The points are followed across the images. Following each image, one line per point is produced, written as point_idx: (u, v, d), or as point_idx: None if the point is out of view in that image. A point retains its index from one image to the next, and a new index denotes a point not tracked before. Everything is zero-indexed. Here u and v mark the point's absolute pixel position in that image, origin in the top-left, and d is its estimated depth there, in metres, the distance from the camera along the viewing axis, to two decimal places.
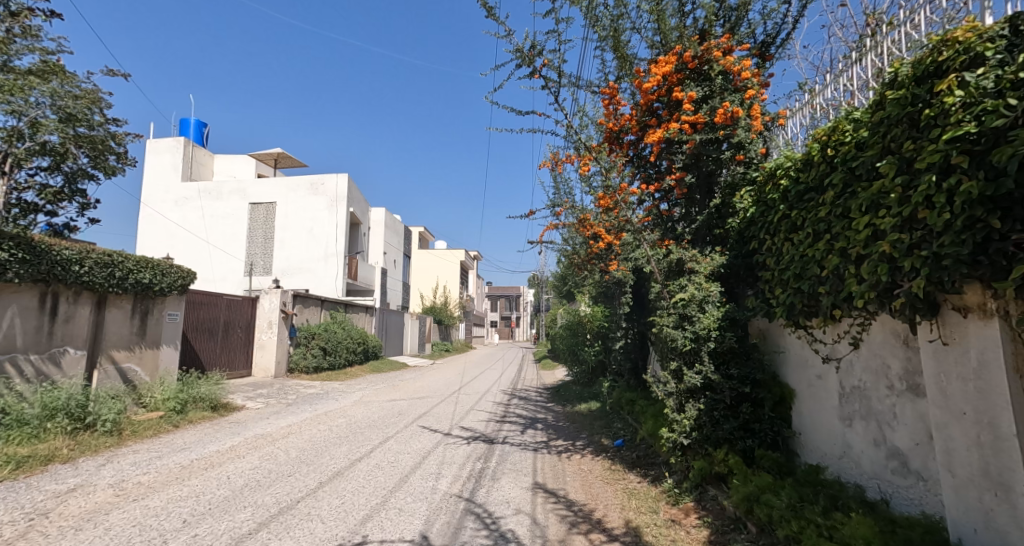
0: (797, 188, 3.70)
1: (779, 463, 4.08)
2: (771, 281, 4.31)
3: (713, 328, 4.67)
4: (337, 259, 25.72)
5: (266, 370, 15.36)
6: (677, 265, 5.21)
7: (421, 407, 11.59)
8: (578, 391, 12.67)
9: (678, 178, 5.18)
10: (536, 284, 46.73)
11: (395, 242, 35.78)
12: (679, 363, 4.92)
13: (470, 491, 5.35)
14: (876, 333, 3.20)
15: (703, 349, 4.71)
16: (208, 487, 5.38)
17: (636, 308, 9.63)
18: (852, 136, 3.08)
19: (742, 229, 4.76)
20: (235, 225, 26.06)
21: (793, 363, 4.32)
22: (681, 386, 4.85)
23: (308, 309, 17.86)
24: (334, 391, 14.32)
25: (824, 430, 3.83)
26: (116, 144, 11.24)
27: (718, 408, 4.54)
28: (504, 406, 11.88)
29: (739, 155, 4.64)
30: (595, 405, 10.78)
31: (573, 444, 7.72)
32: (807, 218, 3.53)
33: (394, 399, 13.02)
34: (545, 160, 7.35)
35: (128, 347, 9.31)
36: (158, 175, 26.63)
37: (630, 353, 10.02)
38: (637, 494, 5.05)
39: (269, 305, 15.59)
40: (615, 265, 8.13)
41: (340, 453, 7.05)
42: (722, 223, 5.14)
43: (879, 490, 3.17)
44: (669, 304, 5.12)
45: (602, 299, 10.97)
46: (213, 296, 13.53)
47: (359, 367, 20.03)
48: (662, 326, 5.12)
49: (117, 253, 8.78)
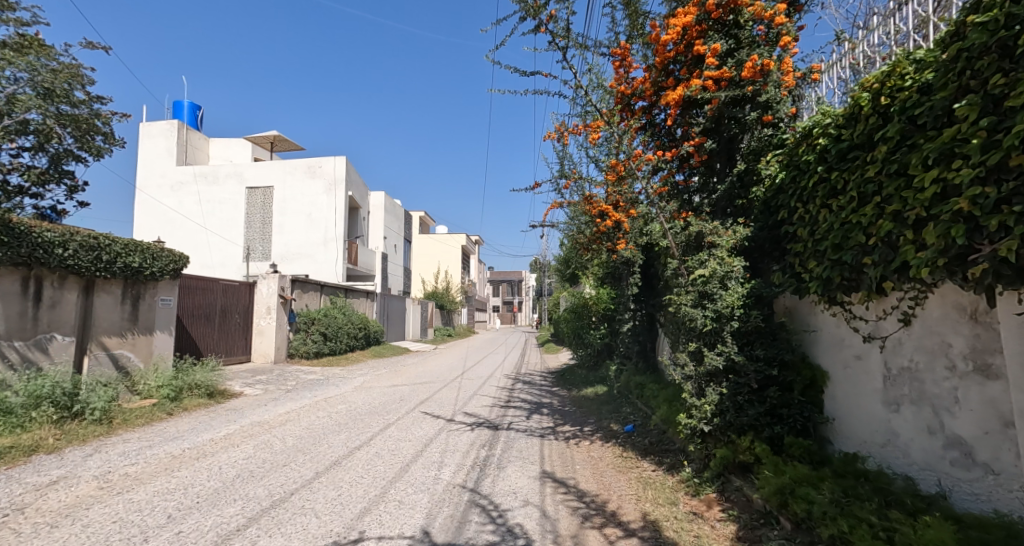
0: (839, 147, 3.34)
1: (810, 452, 3.75)
2: (802, 254, 3.98)
3: (736, 306, 4.34)
4: (337, 243, 25.43)
5: (265, 356, 15.08)
6: (696, 240, 4.86)
7: (422, 392, 11.32)
8: (584, 375, 12.37)
9: (698, 144, 4.83)
10: (538, 268, 46.37)
11: (395, 227, 35.46)
12: (699, 344, 4.62)
13: (474, 481, 5.04)
14: (934, 308, 2.85)
15: (725, 329, 4.37)
16: (198, 479, 5.04)
17: (645, 289, 9.30)
18: (914, 80, 2.74)
19: (768, 199, 4.42)
20: (233, 210, 25.66)
21: (827, 344, 3.96)
22: (702, 369, 4.53)
23: (307, 293, 17.54)
24: (334, 376, 14.04)
25: (864, 417, 3.46)
26: (103, 123, 10.88)
27: (742, 393, 4.21)
28: (507, 391, 11.59)
29: (767, 117, 4.38)
30: (601, 389, 10.47)
31: (581, 430, 7.40)
32: (850, 180, 3.20)
33: (396, 385, 12.74)
34: (549, 132, 6.92)
35: (120, 333, 8.98)
36: (153, 159, 26.18)
37: (638, 336, 9.71)
38: (652, 484, 4.73)
39: (267, 290, 15.23)
40: (623, 244, 7.87)
41: (339, 441, 6.74)
42: (745, 192, 4.77)
43: (934, 483, 2.85)
44: (687, 281, 4.80)
45: (608, 280, 10.62)
46: (210, 280, 13.22)
47: (360, 353, 19.75)
48: (681, 305, 4.80)
49: (104, 236, 8.42)
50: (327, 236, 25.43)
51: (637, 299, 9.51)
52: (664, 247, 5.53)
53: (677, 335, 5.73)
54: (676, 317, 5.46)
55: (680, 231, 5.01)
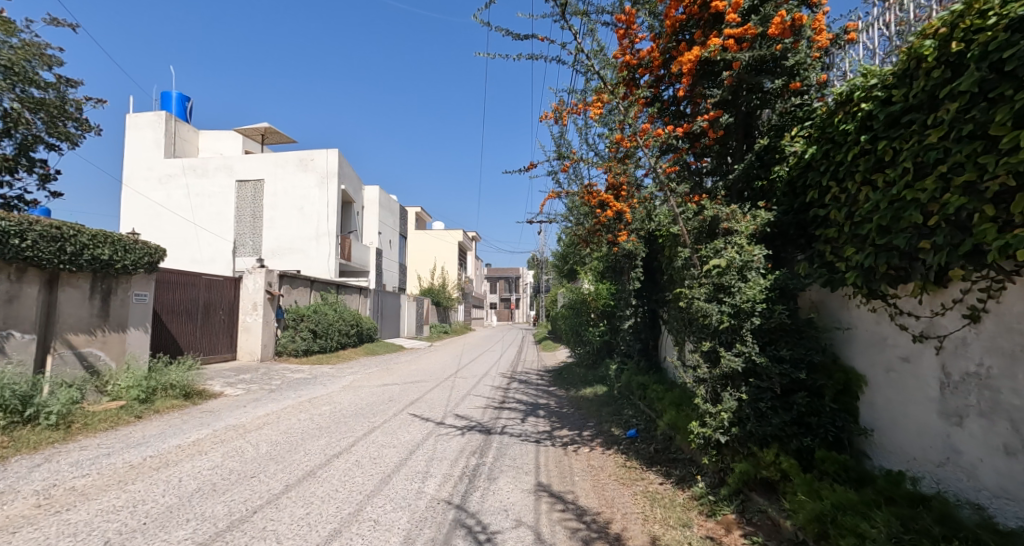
0: (887, 110, 2.84)
1: (848, 469, 3.23)
2: (835, 240, 3.47)
3: (758, 300, 3.83)
4: (329, 238, 24.81)
5: (251, 354, 14.52)
6: (709, 225, 4.34)
7: (414, 393, 10.81)
8: (582, 375, 11.84)
9: (713, 118, 4.29)
10: (536, 265, 45.82)
11: (390, 222, 34.94)
12: (714, 344, 4.12)
13: (461, 497, 4.52)
14: (1015, 302, 2.44)
15: (745, 326, 3.88)
16: (151, 493, 4.49)
17: (648, 283, 8.80)
18: (999, 20, 2.31)
19: (793, 177, 3.92)
20: (223, 204, 25.09)
21: (863, 344, 3.45)
22: (717, 372, 4.03)
23: (297, 289, 16.97)
24: (322, 375, 13.50)
25: (913, 430, 2.98)
26: (74, 108, 10.32)
27: (765, 399, 3.71)
28: (502, 391, 11.05)
29: (796, 83, 3.89)
30: (601, 389, 9.95)
31: (580, 435, 6.87)
32: (903, 150, 2.72)
33: (385, 384, 12.21)
34: (546, 113, 6.37)
35: (88, 330, 8.42)
36: (141, 152, 25.55)
37: (640, 333, 9.20)
38: (660, 501, 4.21)
39: (253, 285, 14.67)
40: (624, 236, 7.46)
41: (316, 447, 6.20)
42: (768, 171, 4.25)
43: (1012, 514, 2.43)
44: (700, 273, 4.28)
45: (608, 275, 10.10)
46: (193, 275, 12.68)
47: (352, 350, 19.20)
48: (693, 300, 4.30)
49: (68, 226, 7.84)
50: (319, 231, 24.85)
51: (640, 294, 8.99)
52: (673, 236, 5.00)
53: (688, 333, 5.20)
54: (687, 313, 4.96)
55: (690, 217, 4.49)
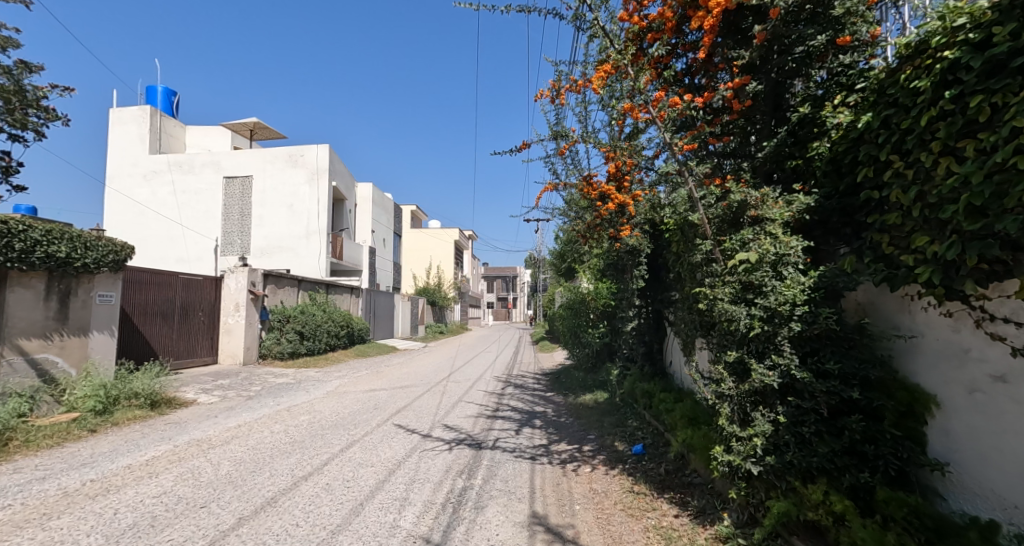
0: (986, 55, 2.28)
1: (923, 515, 2.56)
2: (899, 227, 2.83)
3: (797, 303, 3.17)
4: (320, 236, 24.14)
5: (233, 357, 13.82)
6: (735, 214, 3.67)
7: (401, 399, 10.12)
8: (581, 380, 11.15)
9: (740, 85, 3.62)
10: (533, 263, 45.07)
11: (384, 220, 34.25)
12: (742, 354, 3.46)
13: (443, 534, 3.84)
14: None
15: (782, 333, 3.21)
16: (75, 533, 3.78)
17: (651, 282, 8.33)
18: None
19: (838, 154, 3.27)
20: (210, 201, 24.41)
21: (933, 356, 2.81)
22: (745, 387, 3.37)
23: (283, 289, 16.28)
24: (307, 379, 12.81)
25: (1014, 466, 2.45)
26: (39, 97, 9.68)
27: (807, 423, 3.05)
28: (496, 397, 10.36)
29: (845, 37, 3.31)
30: (602, 396, 9.26)
31: (580, 450, 6.19)
32: (1012, 105, 2.16)
33: (373, 389, 11.54)
34: (542, 91, 5.74)
35: (43, 335, 7.70)
36: (125, 147, 24.82)
37: (644, 335, 8.54)
38: (677, 541, 3.55)
39: (235, 285, 13.97)
40: (628, 231, 7.11)
41: (284, 467, 5.50)
42: (806, 149, 3.59)
43: None
44: (724, 269, 3.61)
45: (608, 273, 9.45)
46: (170, 274, 11.99)
47: (342, 352, 18.48)
48: (715, 301, 3.64)
49: (17, 221, 7.14)
50: (310, 229, 24.17)
51: (642, 292, 8.41)
52: (689, 225, 4.37)
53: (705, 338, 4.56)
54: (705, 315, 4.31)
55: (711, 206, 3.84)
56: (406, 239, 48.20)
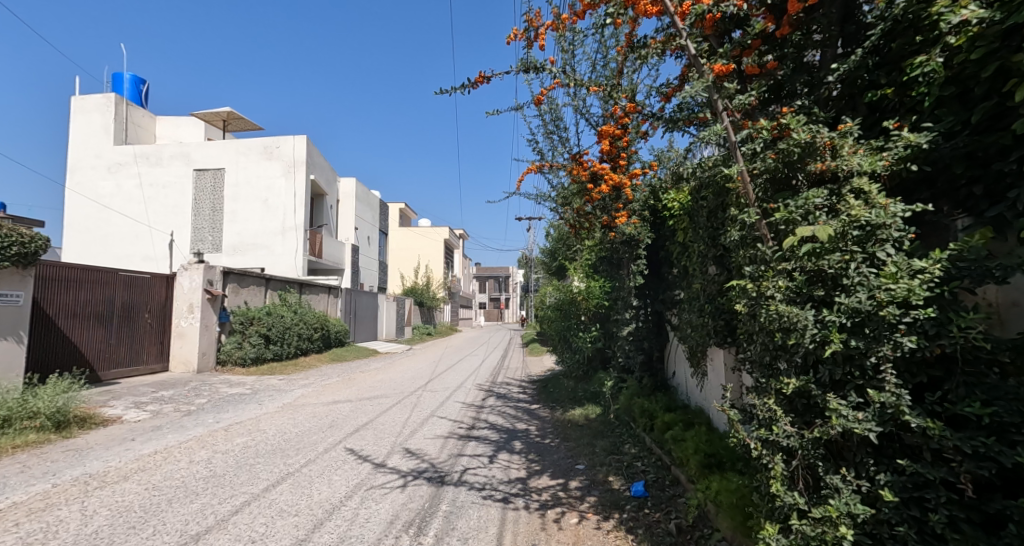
0: None
1: None
2: None
3: (913, 303, 1.92)
4: (297, 233, 22.89)
5: (186, 364, 12.55)
6: (785, 167, 2.42)
7: (364, 414, 8.84)
8: (571, 391, 9.84)
9: None
10: (525, 262, 43.72)
11: (370, 217, 32.90)
12: (808, 383, 2.21)
13: None
14: None
15: (882, 355, 1.97)
16: None
17: (651, 279, 7.18)
18: None
19: (963, 69, 2.07)
20: (180, 195, 23.20)
21: None
22: (815, 436, 2.14)
23: (247, 288, 14.92)
24: (266, 389, 11.48)
25: None
26: None
27: (933, 505, 1.93)
28: (474, 410, 9.06)
29: None
30: (594, 411, 7.98)
31: (565, 489, 4.95)
32: None
33: (337, 401, 10.23)
34: (515, 32, 4.51)
35: None
36: (88, 138, 23.62)
37: (643, 343, 7.30)
38: None
39: (189, 284, 12.72)
40: (624, 218, 6.34)
41: (176, 519, 4.21)
42: (902, 70, 2.35)
43: None
44: (771, 250, 2.36)
45: (602, 267, 8.22)
46: (108, 270, 10.74)
47: (315, 356, 17.13)
48: (759, 301, 2.38)
49: None
50: (286, 225, 22.96)
51: (640, 290, 7.20)
52: (720, 190, 3.13)
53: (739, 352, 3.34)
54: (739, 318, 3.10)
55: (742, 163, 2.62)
56: (394, 237, 46.73)
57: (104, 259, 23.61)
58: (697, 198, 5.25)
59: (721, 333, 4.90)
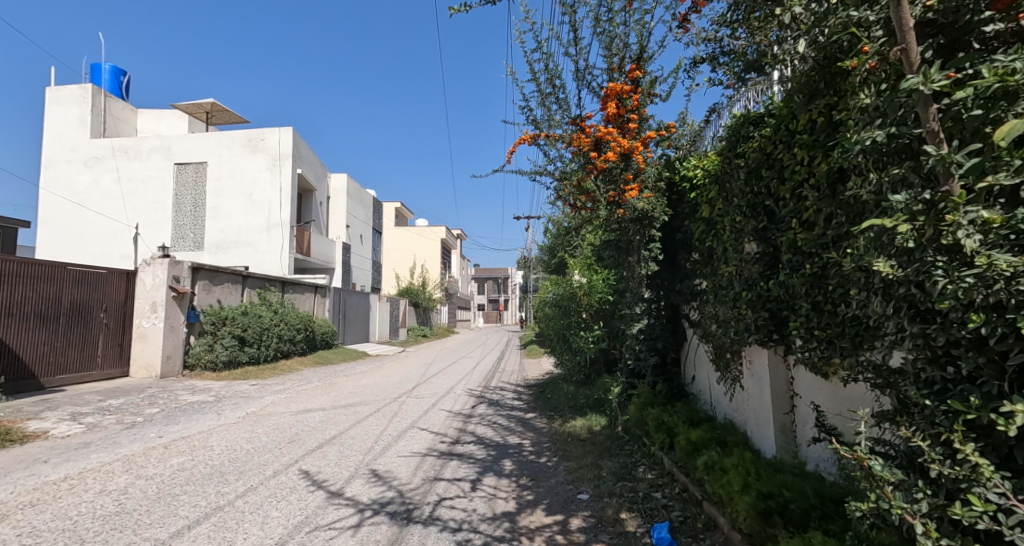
0: None
1: None
2: None
3: None
4: (282, 229, 21.77)
5: (148, 369, 11.47)
6: (955, 10, 1.88)
7: (336, 425, 7.72)
8: (571, 399, 8.68)
9: None
10: (524, 262, 42.44)
11: (362, 214, 31.74)
12: None
13: None
14: None
15: None
16: None
17: (664, 266, 6.10)
18: None
19: None
20: (159, 191, 22.07)
21: None
22: None
23: (221, 285, 13.79)
24: (233, 396, 10.33)
25: None
26: None
27: None
28: (461, 420, 7.90)
29: None
30: (598, 422, 6.84)
31: (565, 530, 3.81)
32: None
33: (308, 409, 9.08)
34: None
35: None
36: (63, 130, 22.55)
37: (656, 343, 6.18)
38: None
39: (151, 281, 11.62)
40: (634, 190, 5.27)
41: None
42: None
43: None
44: (954, 193, 1.60)
45: (607, 254, 7.12)
46: (55, 265, 9.87)
47: (297, 359, 15.93)
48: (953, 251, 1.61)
49: None
50: (271, 221, 21.85)
51: (651, 277, 6.09)
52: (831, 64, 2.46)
53: (818, 353, 3.16)
54: (861, 295, 2.09)
55: (856, 42, 2.10)
56: (388, 236, 45.48)
57: (78, 258, 22.45)
58: (729, 154, 4.07)
59: (766, 327, 3.71)
